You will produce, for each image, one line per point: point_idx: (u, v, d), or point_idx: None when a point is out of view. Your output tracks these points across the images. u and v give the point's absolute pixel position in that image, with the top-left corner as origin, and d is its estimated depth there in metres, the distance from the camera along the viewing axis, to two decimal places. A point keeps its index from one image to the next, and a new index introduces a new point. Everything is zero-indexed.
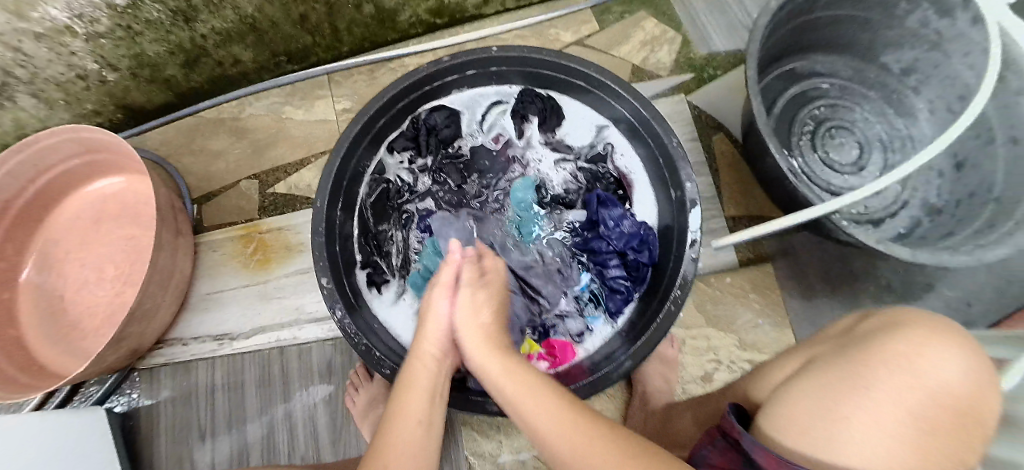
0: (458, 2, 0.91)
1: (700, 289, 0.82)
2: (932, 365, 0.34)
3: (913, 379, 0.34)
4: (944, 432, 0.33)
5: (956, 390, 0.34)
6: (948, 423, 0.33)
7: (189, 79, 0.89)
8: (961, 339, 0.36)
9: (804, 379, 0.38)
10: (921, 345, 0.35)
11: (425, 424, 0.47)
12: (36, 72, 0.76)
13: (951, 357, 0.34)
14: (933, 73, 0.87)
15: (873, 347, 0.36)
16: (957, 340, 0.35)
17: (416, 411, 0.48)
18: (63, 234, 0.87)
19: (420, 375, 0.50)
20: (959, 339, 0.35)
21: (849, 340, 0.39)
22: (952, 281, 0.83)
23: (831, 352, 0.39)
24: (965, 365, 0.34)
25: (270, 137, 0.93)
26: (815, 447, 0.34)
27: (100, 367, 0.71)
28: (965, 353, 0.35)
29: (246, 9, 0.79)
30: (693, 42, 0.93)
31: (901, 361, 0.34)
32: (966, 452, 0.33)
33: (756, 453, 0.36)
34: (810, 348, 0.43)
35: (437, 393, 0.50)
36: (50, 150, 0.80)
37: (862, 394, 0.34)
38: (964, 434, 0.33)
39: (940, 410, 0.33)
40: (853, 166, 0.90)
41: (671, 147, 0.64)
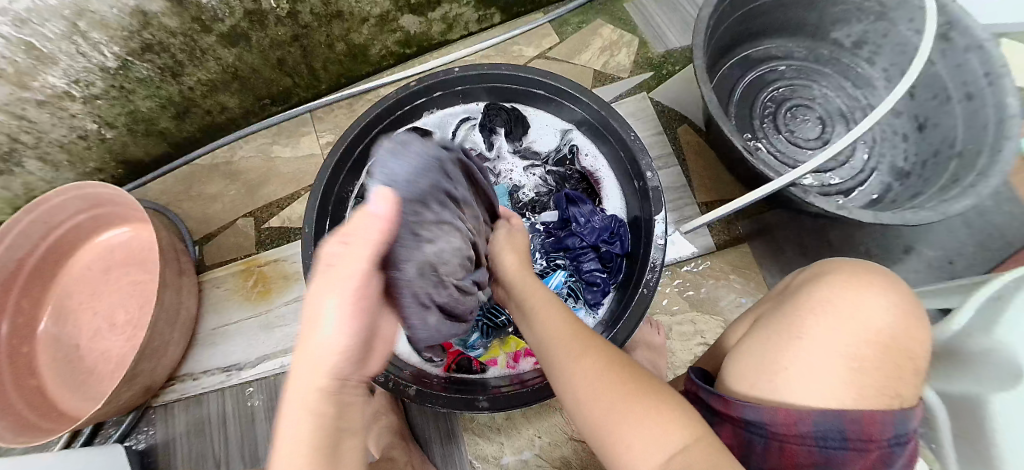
0: (424, 32, 0.97)
1: (681, 275, 0.85)
2: (854, 304, 0.40)
3: (842, 320, 0.39)
4: (874, 365, 0.37)
5: (881, 326, 0.39)
6: (877, 355, 0.38)
7: (182, 129, 0.95)
8: (880, 281, 0.41)
9: (750, 336, 0.43)
10: (841, 290, 0.41)
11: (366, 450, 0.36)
12: (40, 136, 0.82)
13: (869, 297, 0.40)
14: (883, 42, 0.91)
15: (802, 299, 0.42)
16: (878, 283, 0.41)
17: (318, 441, 0.32)
18: (76, 287, 0.92)
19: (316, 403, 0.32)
20: (876, 280, 0.41)
21: (786, 296, 0.45)
22: (930, 241, 0.85)
23: (771, 309, 0.45)
24: (885, 302, 0.40)
25: (261, 176, 0.98)
26: (762, 394, 0.39)
27: (116, 405, 0.75)
28: (888, 293, 0.40)
29: (227, 59, 0.85)
30: (650, 42, 0.98)
31: (826, 307, 0.40)
32: (899, 383, 0.38)
33: (714, 401, 0.41)
34: (757, 310, 0.49)
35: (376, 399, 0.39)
36: (57, 209, 0.86)
37: (798, 342, 0.39)
38: (895, 365, 0.38)
39: (868, 345, 0.38)
40: (818, 140, 0.93)
41: (628, 140, 0.69)
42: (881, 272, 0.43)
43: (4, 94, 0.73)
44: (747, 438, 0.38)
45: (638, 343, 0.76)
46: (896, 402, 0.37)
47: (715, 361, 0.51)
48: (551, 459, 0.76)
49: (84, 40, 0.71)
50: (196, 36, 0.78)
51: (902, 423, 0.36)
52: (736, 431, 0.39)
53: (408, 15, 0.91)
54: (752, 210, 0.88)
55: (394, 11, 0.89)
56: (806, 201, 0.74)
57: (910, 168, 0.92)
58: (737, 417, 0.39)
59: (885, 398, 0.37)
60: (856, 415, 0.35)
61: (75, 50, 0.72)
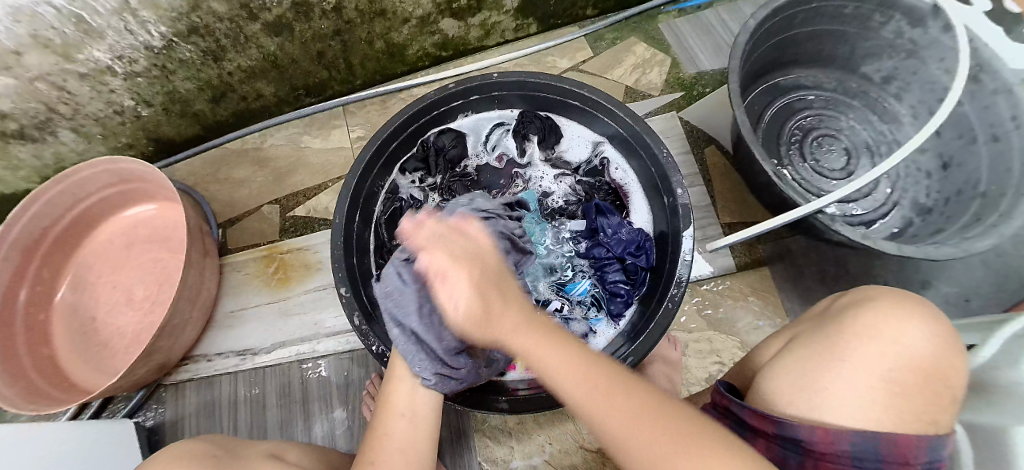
0: (462, 36, 0.99)
1: (700, 294, 0.86)
2: (900, 332, 0.41)
3: (887, 346, 0.41)
4: (915, 391, 0.39)
5: (923, 355, 0.40)
6: (918, 382, 0.40)
7: (216, 113, 0.97)
8: (924, 312, 0.43)
9: (789, 354, 0.45)
10: (888, 317, 0.42)
11: (407, 417, 0.52)
12: (78, 108, 0.83)
13: (916, 326, 0.41)
14: (912, 79, 0.93)
15: (847, 322, 0.43)
16: (918, 312, 0.43)
17: (400, 400, 0.53)
18: (96, 260, 0.93)
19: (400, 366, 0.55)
20: (920, 311, 0.43)
21: (826, 318, 0.47)
22: (949, 278, 0.86)
23: (811, 331, 0.46)
24: (928, 332, 0.41)
25: (290, 165, 0.99)
26: (800, 412, 0.41)
27: (130, 380, 0.75)
28: (928, 322, 0.42)
29: (269, 48, 0.87)
30: (682, 63, 1.00)
31: (873, 333, 0.41)
32: (937, 409, 0.40)
33: (746, 415, 0.43)
34: (792, 328, 0.51)
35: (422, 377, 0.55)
36: (88, 180, 0.87)
37: (839, 365, 0.41)
38: (934, 393, 0.40)
39: (909, 372, 0.40)
40: (842, 171, 0.95)
41: (660, 158, 0.69)
42: (923, 303, 0.44)
43: (49, 64, 0.74)
44: (781, 454, 0.41)
45: (656, 357, 0.77)
46: (932, 429, 0.39)
47: (743, 376, 0.53)
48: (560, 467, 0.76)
49: (132, 17, 0.72)
50: (242, 23, 0.80)
51: (936, 450, 0.37)
52: (771, 447, 0.41)
53: (449, 19, 0.93)
54: (775, 235, 0.89)
55: (436, 14, 0.90)
56: (830, 228, 0.74)
57: (931, 204, 0.93)
58: (771, 432, 0.41)
59: (922, 423, 0.39)
60: (893, 437, 0.37)
61: (123, 27, 0.73)
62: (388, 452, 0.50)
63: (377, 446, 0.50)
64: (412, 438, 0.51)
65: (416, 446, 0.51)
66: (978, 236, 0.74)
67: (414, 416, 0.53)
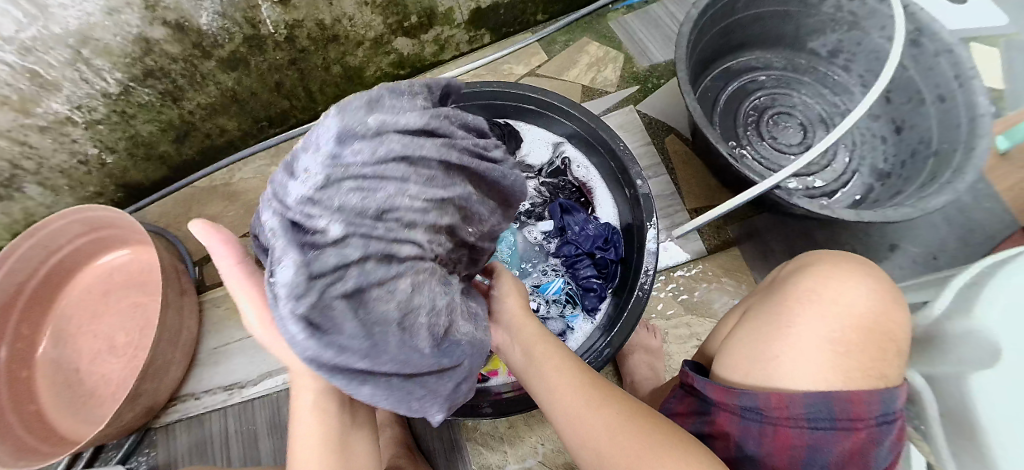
0: (418, 53, 1.01)
1: (675, 279, 0.87)
2: (839, 292, 0.43)
3: (829, 307, 0.42)
4: (859, 348, 0.41)
5: (864, 311, 0.42)
6: (861, 339, 0.41)
7: (181, 153, 0.97)
8: (861, 272, 0.45)
9: (742, 328, 0.47)
10: (826, 280, 0.44)
11: None
12: (42, 162, 0.84)
13: (852, 285, 0.43)
14: (857, 50, 0.96)
15: (790, 290, 0.45)
16: (856, 271, 0.45)
17: None
18: (73, 312, 0.92)
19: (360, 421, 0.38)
20: (857, 271, 0.45)
21: (774, 288, 0.48)
22: (914, 238, 0.89)
23: (760, 303, 0.48)
24: (866, 290, 0.43)
25: (260, 197, 1.00)
26: (756, 382, 0.42)
27: (118, 427, 0.75)
28: (866, 280, 0.44)
29: (227, 83, 0.88)
30: (635, 57, 1.02)
31: (814, 297, 0.43)
32: (884, 364, 0.41)
33: (708, 389, 0.44)
34: (745, 302, 0.53)
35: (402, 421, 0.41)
36: (59, 232, 0.87)
37: (787, 332, 0.42)
38: (879, 348, 0.42)
39: (852, 330, 0.41)
40: (800, 145, 0.97)
41: (618, 152, 0.71)
42: (860, 262, 0.47)
43: (7, 120, 0.74)
44: (741, 426, 0.41)
45: (636, 347, 0.78)
46: (881, 382, 0.41)
47: (708, 354, 0.54)
48: (554, 466, 0.77)
49: (87, 66, 0.73)
50: (197, 61, 0.80)
51: (886, 402, 0.39)
52: (732, 418, 0.42)
53: (402, 37, 0.94)
54: (741, 214, 0.91)
55: (388, 34, 0.92)
56: (790, 201, 0.77)
57: (890, 169, 0.96)
58: (731, 403, 0.42)
59: (872, 379, 0.41)
60: (844, 395, 0.39)
61: (79, 77, 0.74)
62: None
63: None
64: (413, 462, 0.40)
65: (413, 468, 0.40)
66: (934, 194, 0.77)
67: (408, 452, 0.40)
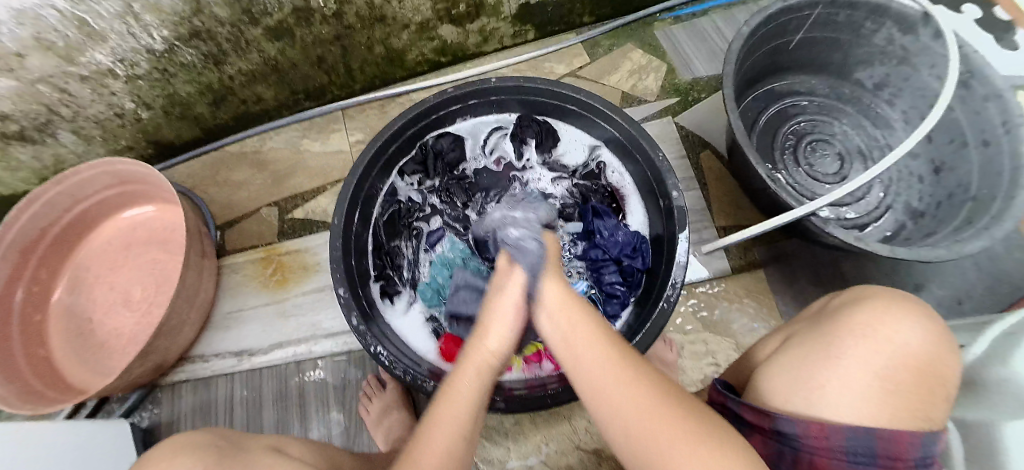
0: (461, 42, 1.00)
1: (695, 296, 0.86)
2: (894, 329, 0.42)
3: (882, 343, 0.41)
4: (907, 388, 0.40)
5: (917, 351, 0.41)
6: (910, 379, 0.40)
7: (216, 116, 0.98)
8: (917, 310, 0.44)
9: (786, 352, 0.46)
10: (882, 316, 0.43)
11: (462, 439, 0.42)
12: (79, 111, 0.84)
13: (908, 323, 0.42)
14: (904, 86, 0.94)
15: (842, 320, 0.44)
16: (914, 311, 0.44)
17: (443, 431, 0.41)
18: (93, 261, 0.93)
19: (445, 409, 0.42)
20: (914, 309, 0.44)
21: (823, 317, 0.48)
22: (942, 281, 0.87)
23: (806, 330, 0.47)
24: (922, 330, 0.42)
25: (289, 168, 1.00)
26: (795, 409, 0.42)
27: (127, 381, 0.75)
28: (922, 320, 0.43)
29: (270, 52, 0.88)
30: (678, 69, 1.01)
31: (868, 330, 0.42)
32: (931, 406, 0.40)
33: (744, 411, 0.44)
34: (788, 328, 0.52)
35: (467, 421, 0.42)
36: (89, 181, 0.87)
37: (836, 361, 0.41)
38: (929, 390, 0.41)
39: (902, 369, 0.41)
40: (836, 175, 0.96)
41: (656, 160, 0.70)
42: (914, 301, 0.45)
43: (51, 66, 0.74)
44: (776, 449, 0.42)
45: (652, 359, 0.77)
46: (926, 424, 0.40)
47: (740, 376, 0.54)
48: (556, 469, 0.76)
49: (135, 21, 0.73)
50: (243, 27, 0.81)
51: (929, 446, 0.38)
52: (767, 442, 0.42)
53: (447, 25, 0.94)
54: (770, 237, 0.89)
55: (435, 19, 0.92)
56: (824, 230, 0.76)
57: (924, 208, 0.95)
58: (768, 427, 0.42)
59: (915, 420, 0.39)
60: (888, 434, 0.38)
61: (125, 31, 0.74)
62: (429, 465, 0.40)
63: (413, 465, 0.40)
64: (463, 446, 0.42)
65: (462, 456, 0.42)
66: (970, 239, 0.75)
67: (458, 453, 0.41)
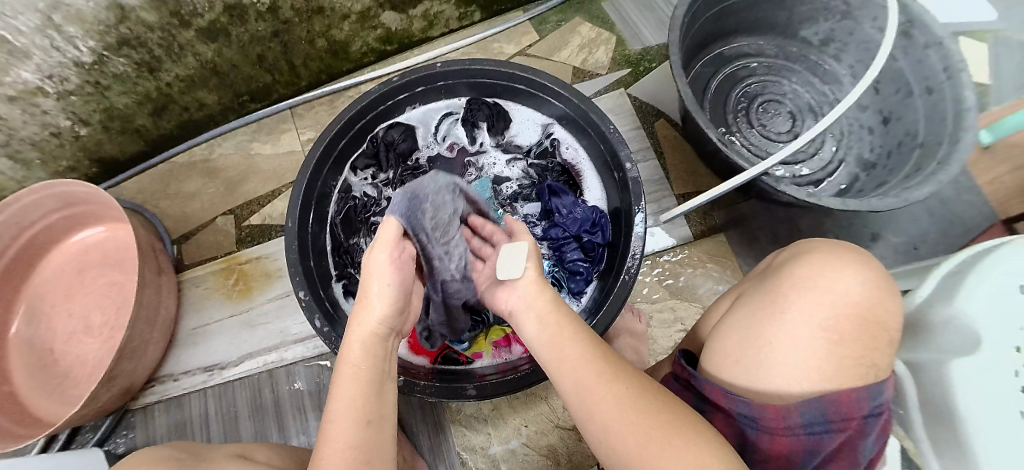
0: (405, 29, 0.98)
1: (660, 265, 0.88)
2: (834, 280, 0.43)
3: (824, 294, 0.43)
4: (852, 337, 0.41)
5: (859, 299, 0.43)
6: (854, 327, 0.42)
7: (159, 126, 0.94)
8: (857, 259, 0.45)
9: (736, 312, 0.47)
10: (822, 268, 0.44)
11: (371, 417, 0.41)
12: (12, 133, 0.80)
13: (848, 273, 0.44)
14: (849, 40, 0.96)
15: (785, 276, 0.46)
16: (854, 260, 0.45)
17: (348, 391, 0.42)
18: (47, 290, 0.90)
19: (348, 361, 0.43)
20: (855, 259, 0.45)
21: (770, 273, 0.49)
22: (896, 228, 0.90)
23: (754, 288, 0.49)
24: (863, 278, 0.44)
25: (241, 173, 0.97)
26: (750, 386, 0.43)
27: (95, 408, 0.74)
28: (862, 269, 0.44)
29: (206, 55, 0.85)
30: (627, 40, 1.01)
31: (810, 284, 0.44)
32: (876, 353, 0.42)
33: (705, 390, 0.45)
34: (739, 287, 0.53)
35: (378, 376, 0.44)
36: (30, 208, 0.84)
37: (781, 318, 0.43)
38: (873, 337, 0.42)
39: (845, 318, 0.42)
40: (789, 133, 0.97)
41: (608, 134, 0.71)
42: (855, 251, 0.47)
43: None
44: (739, 429, 0.43)
45: (621, 330, 0.79)
46: (871, 373, 0.42)
47: (696, 341, 0.55)
48: (537, 447, 0.78)
49: (58, 33, 0.69)
50: (175, 30, 0.77)
51: (876, 398, 0.40)
52: (729, 421, 0.43)
53: (389, 12, 0.92)
54: (728, 200, 0.91)
55: (375, 8, 0.89)
56: (777, 189, 0.77)
57: (875, 159, 0.97)
58: (728, 408, 0.43)
59: (861, 370, 0.41)
60: (838, 398, 0.40)
61: (49, 44, 0.70)
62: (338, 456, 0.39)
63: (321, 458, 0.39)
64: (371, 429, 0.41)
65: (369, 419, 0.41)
66: (918, 185, 0.78)
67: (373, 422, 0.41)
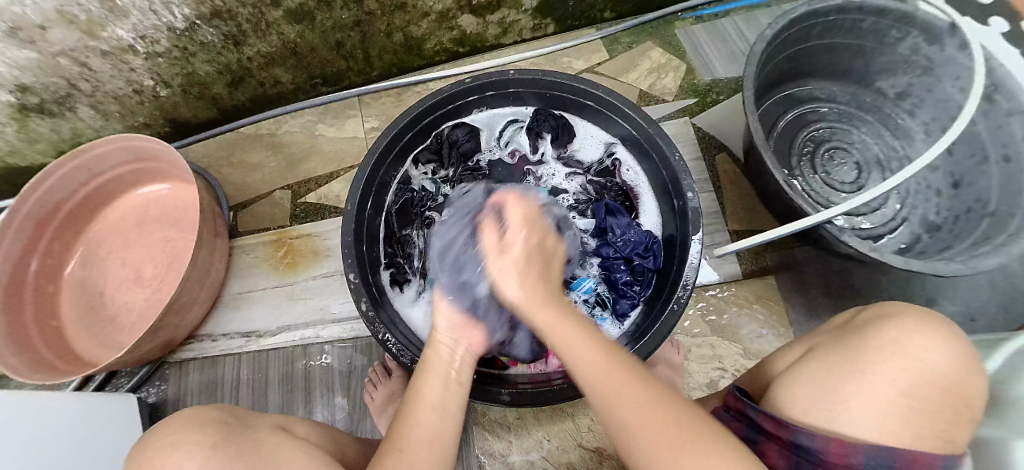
0: (479, 33, 1.00)
1: (705, 299, 0.86)
2: (922, 348, 0.42)
3: (910, 362, 0.41)
4: (934, 408, 0.40)
5: (944, 371, 0.41)
6: (937, 399, 0.40)
7: (233, 97, 0.98)
8: (946, 329, 0.44)
9: (808, 363, 0.46)
10: (911, 332, 0.43)
11: (439, 410, 0.48)
12: (98, 85, 0.85)
13: (937, 343, 0.42)
14: (927, 96, 0.93)
15: (870, 336, 0.44)
16: (945, 331, 0.44)
17: (432, 395, 0.48)
18: (106, 237, 0.94)
19: (436, 360, 0.51)
20: (945, 329, 0.44)
21: (848, 330, 0.48)
22: (956, 297, 0.86)
23: (830, 341, 0.47)
24: (951, 351, 0.42)
25: (303, 151, 1.00)
26: (817, 423, 0.42)
27: (137, 355, 0.76)
28: (950, 340, 0.43)
29: (289, 35, 0.88)
30: (697, 70, 1.00)
31: (896, 347, 0.42)
32: (956, 429, 0.40)
33: (762, 420, 0.45)
34: (810, 339, 0.52)
35: (455, 380, 0.50)
36: (104, 157, 0.88)
37: (861, 376, 0.42)
38: (953, 410, 0.41)
39: (929, 389, 0.41)
40: (852, 184, 0.95)
41: (672, 161, 0.70)
42: (944, 321, 0.45)
43: (72, 40, 0.75)
44: (792, 461, 0.42)
45: (658, 359, 0.78)
46: (949, 447, 0.40)
47: (757, 384, 0.54)
48: (557, 463, 0.76)
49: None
50: (265, 9, 0.80)
51: (951, 469, 0.38)
52: (784, 453, 0.43)
53: (468, 15, 0.94)
54: (782, 244, 0.89)
55: (455, 10, 0.91)
56: (839, 239, 0.75)
57: (941, 222, 0.93)
58: (786, 439, 0.43)
59: (939, 440, 0.40)
60: (910, 455, 0.38)
61: (147, 8, 0.74)
62: (415, 441, 0.45)
63: (404, 435, 0.46)
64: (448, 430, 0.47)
65: (444, 437, 0.47)
66: (986, 255, 0.74)
67: (444, 410, 0.48)
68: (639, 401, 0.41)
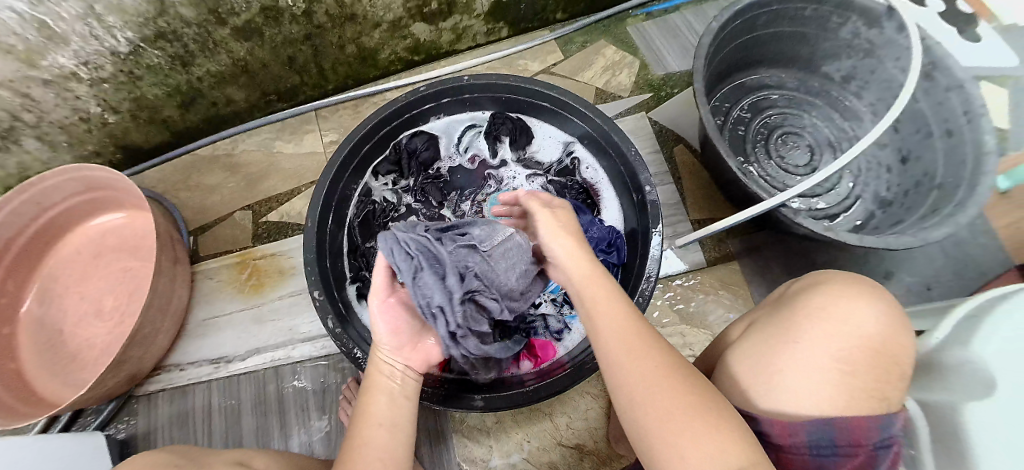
0: (433, 40, 1.00)
1: (672, 289, 0.88)
2: (847, 313, 0.44)
3: (837, 326, 0.43)
4: (862, 368, 0.42)
5: (871, 334, 0.43)
6: (866, 361, 0.42)
7: (186, 119, 0.96)
8: (871, 293, 0.46)
9: (748, 338, 0.47)
10: (837, 298, 0.45)
11: (387, 427, 0.51)
12: (43, 116, 0.82)
13: (860, 306, 0.44)
14: (870, 78, 0.97)
15: (801, 305, 0.46)
16: (869, 294, 0.45)
17: (379, 413, 0.52)
18: (61, 272, 0.91)
19: (379, 380, 0.54)
20: (869, 293, 0.46)
21: (782, 302, 0.49)
22: (912, 269, 0.89)
23: (768, 314, 0.49)
24: (877, 313, 0.44)
25: (262, 170, 0.99)
26: (759, 398, 0.43)
27: (101, 392, 0.74)
28: (874, 301, 0.45)
29: (240, 52, 0.86)
30: (650, 65, 1.02)
31: (824, 314, 0.44)
32: (886, 386, 0.43)
33: None
34: (750, 315, 0.53)
35: (400, 394, 0.54)
36: (54, 189, 0.85)
37: (794, 346, 0.43)
38: (882, 370, 0.43)
39: (857, 351, 0.42)
40: (806, 167, 0.98)
41: (628, 154, 0.72)
42: (872, 285, 0.47)
43: (11, 70, 0.72)
44: None
45: None
46: (881, 405, 0.42)
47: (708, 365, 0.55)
48: (538, 464, 0.77)
49: (98, 22, 0.71)
50: (211, 28, 0.79)
51: (886, 428, 0.41)
52: None
53: (420, 23, 0.94)
54: (743, 230, 0.91)
55: (407, 18, 0.91)
56: (794, 221, 0.77)
57: (891, 198, 0.97)
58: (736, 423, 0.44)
59: (870, 399, 0.42)
60: (848, 422, 0.40)
61: (88, 33, 0.72)
62: (365, 460, 0.48)
63: (355, 456, 0.48)
64: (393, 453, 0.49)
65: (394, 457, 0.49)
66: (936, 226, 0.77)
67: (394, 426, 0.51)
68: (647, 372, 0.42)
